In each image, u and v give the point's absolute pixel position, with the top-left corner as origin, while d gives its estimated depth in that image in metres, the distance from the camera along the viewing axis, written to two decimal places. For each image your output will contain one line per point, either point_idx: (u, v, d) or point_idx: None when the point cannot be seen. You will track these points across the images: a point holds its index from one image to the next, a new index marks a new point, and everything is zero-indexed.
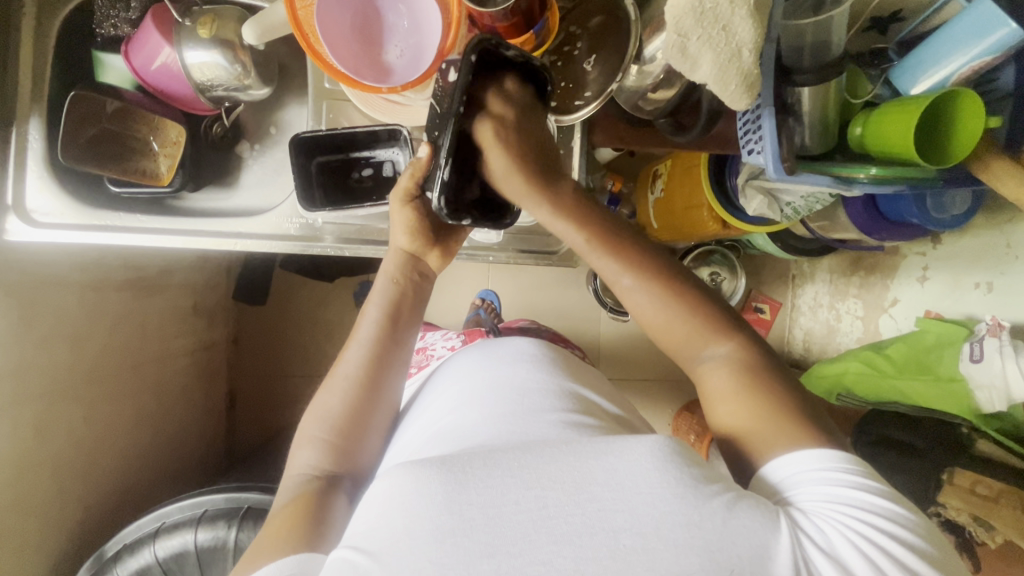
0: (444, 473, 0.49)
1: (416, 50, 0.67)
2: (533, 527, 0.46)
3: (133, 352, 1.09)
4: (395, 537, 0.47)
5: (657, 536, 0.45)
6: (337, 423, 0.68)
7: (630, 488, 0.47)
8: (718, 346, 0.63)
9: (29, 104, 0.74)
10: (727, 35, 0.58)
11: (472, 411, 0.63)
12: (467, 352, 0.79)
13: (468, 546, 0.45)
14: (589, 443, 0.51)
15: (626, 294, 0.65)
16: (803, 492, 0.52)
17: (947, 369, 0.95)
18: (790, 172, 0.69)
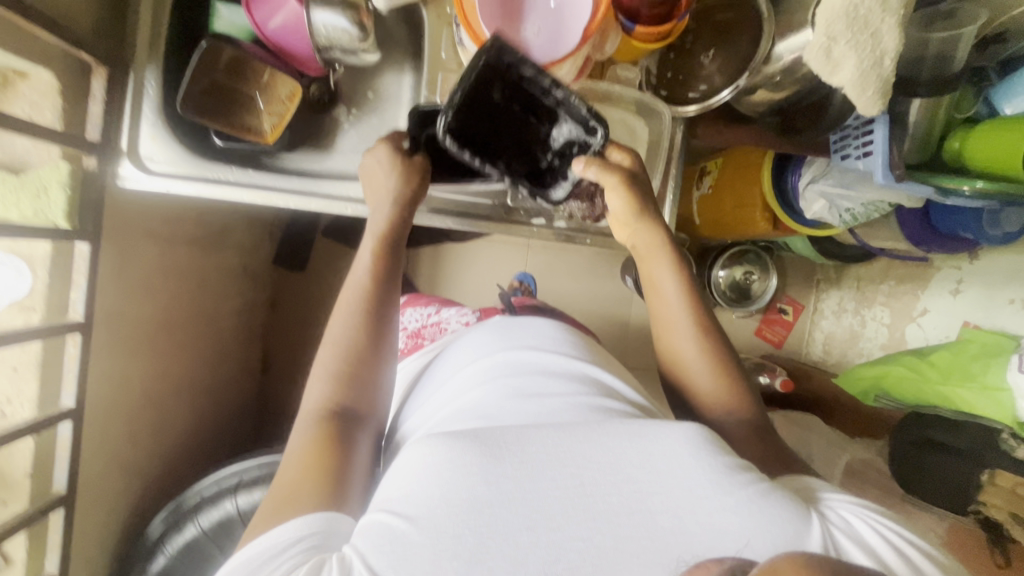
0: (480, 448, 0.51)
1: (554, 30, 0.67)
2: (571, 504, 0.49)
3: (193, 308, 1.08)
4: (433, 504, 0.48)
5: (693, 520, 0.49)
6: (347, 369, 0.66)
7: (666, 471, 0.51)
8: (735, 415, 0.68)
9: (147, 50, 0.72)
10: (874, 42, 0.60)
11: (497, 391, 0.63)
12: (482, 327, 0.77)
13: (504, 518, 0.48)
14: (623, 425, 0.54)
15: (680, 344, 0.70)
16: (830, 497, 0.56)
17: (993, 379, 0.98)
18: (899, 179, 0.72)
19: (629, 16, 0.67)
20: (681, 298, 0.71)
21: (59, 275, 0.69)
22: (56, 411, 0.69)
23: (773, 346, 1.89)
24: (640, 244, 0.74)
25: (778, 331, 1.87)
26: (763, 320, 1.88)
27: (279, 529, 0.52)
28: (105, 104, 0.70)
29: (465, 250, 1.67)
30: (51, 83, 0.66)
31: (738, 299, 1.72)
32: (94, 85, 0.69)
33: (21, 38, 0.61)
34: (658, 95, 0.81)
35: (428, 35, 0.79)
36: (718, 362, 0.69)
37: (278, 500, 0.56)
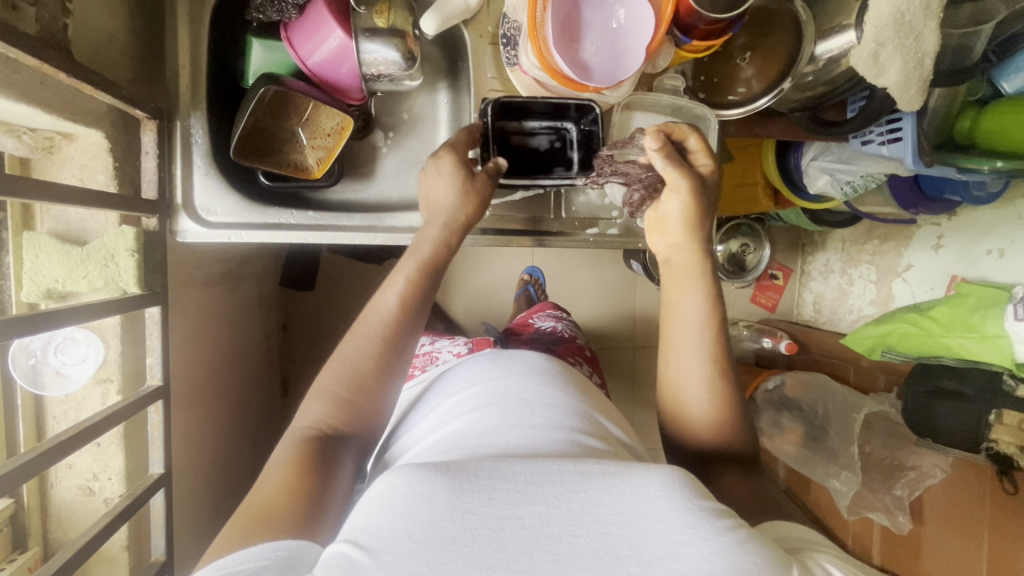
0: (450, 478, 0.44)
1: (613, 46, 0.67)
2: (535, 543, 0.40)
3: (229, 346, 1.05)
4: (394, 533, 0.41)
5: (662, 565, 0.39)
6: (353, 381, 0.60)
7: (636, 513, 0.42)
8: (728, 461, 0.64)
9: (190, 97, 0.69)
10: (917, 44, 0.65)
11: (477, 430, 0.57)
12: (479, 365, 0.73)
13: (467, 555, 0.39)
14: (599, 467, 0.46)
15: (688, 382, 0.65)
16: (818, 551, 0.48)
17: (992, 327, 1.09)
18: (928, 164, 0.80)
19: (684, 30, 0.69)
20: (707, 327, 0.65)
21: (130, 343, 0.66)
22: (148, 482, 0.66)
23: (767, 310, 1.99)
24: (677, 260, 0.69)
25: (771, 296, 1.97)
26: (757, 287, 1.98)
27: (236, 555, 0.44)
28: (157, 158, 0.66)
29: (472, 252, 1.66)
30: (100, 143, 0.62)
31: (736, 271, 1.80)
32: (144, 140, 0.65)
33: (73, 100, 0.57)
34: (697, 97, 0.84)
35: (470, 56, 0.79)
36: (730, 407, 0.65)
37: (245, 517, 0.50)
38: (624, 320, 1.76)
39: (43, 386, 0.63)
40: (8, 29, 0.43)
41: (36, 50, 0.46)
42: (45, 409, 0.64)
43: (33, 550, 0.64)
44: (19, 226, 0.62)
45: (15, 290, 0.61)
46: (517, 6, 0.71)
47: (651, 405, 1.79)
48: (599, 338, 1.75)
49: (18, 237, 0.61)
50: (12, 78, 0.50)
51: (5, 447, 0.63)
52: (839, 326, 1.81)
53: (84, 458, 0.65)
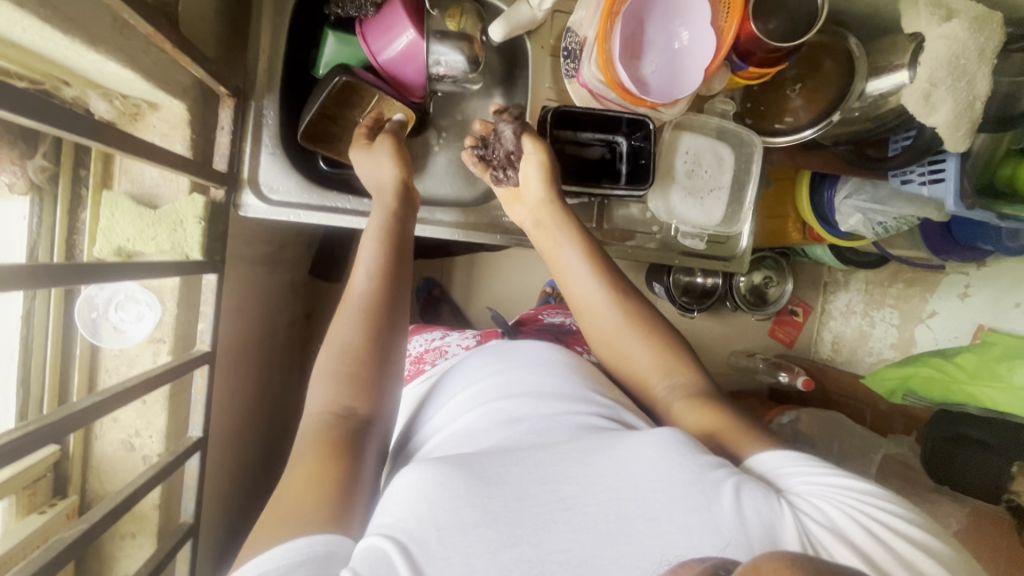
0: (464, 468, 0.47)
1: (671, 67, 0.70)
2: (551, 518, 0.45)
3: (262, 326, 1.07)
4: (423, 522, 0.44)
5: (669, 519, 0.45)
6: (357, 345, 0.59)
7: (640, 476, 0.47)
8: (674, 378, 0.65)
9: (266, 79, 0.72)
10: (970, 87, 0.67)
11: (485, 412, 0.60)
12: (479, 354, 0.74)
13: (491, 536, 0.44)
14: (600, 438, 0.51)
15: (605, 320, 0.68)
16: (794, 477, 0.51)
17: (1019, 378, 1.09)
18: (970, 207, 0.80)
19: (741, 56, 0.72)
20: (586, 255, 0.70)
21: (185, 306, 0.69)
22: (187, 443, 0.68)
23: (785, 345, 1.99)
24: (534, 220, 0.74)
25: (790, 332, 1.96)
26: (776, 321, 1.97)
27: (279, 554, 0.42)
28: (231, 133, 0.69)
29: (498, 259, 1.69)
30: (182, 114, 0.65)
31: (757, 302, 1.81)
32: (222, 116, 0.69)
33: (167, 71, 0.61)
34: (743, 123, 0.88)
35: (530, 64, 0.82)
36: (649, 328, 0.67)
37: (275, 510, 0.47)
38: None
39: (100, 339, 0.66)
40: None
41: (153, 19, 0.50)
42: (98, 362, 0.67)
43: (72, 498, 0.66)
44: (97, 185, 0.65)
45: (87, 245, 0.65)
46: (583, 21, 0.74)
47: None
48: None
49: (95, 196, 0.65)
50: (123, 45, 0.54)
51: (58, 395, 0.65)
52: (857, 367, 1.80)
53: (129, 414, 0.67)
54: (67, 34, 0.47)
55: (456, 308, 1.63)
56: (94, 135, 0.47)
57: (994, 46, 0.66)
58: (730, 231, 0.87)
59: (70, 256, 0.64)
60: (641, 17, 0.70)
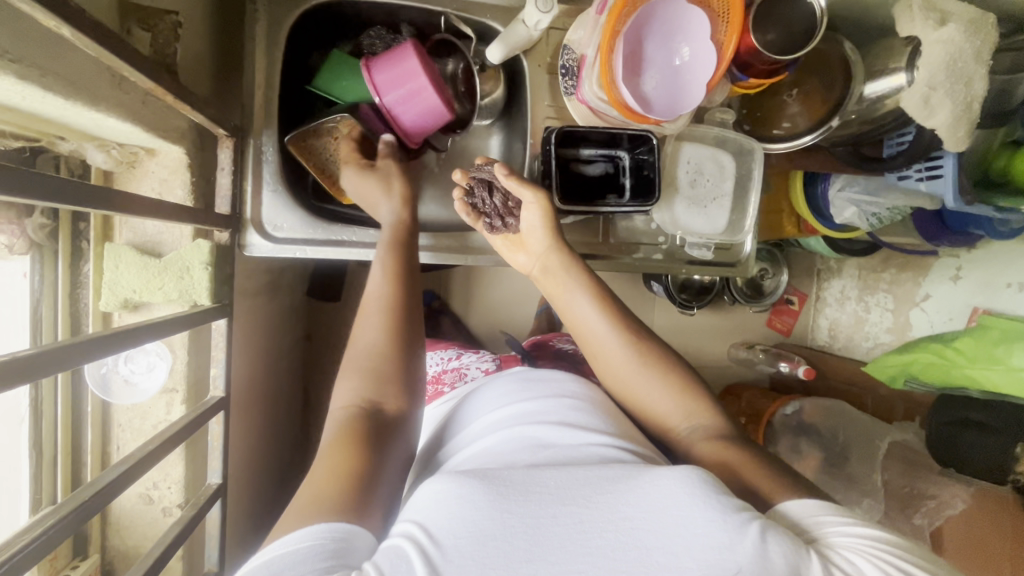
0: (486, 482, 0.47)
1: (675, 84, 0.70)
2: (569, 537, 0.43)
3: (269, 357, 1.06)
4: (442, 532, 0.43)
5: (688, 555, 0.42)
6: (377, 349, 0.61)
7: (661, 509, 0.45)
8: (695, 419, 0.67)
9: (264, 115, 0.71)
10: (968, 88, 0.68)
11: (507, 440, 0.60)
12: (505, 378, 0.74)
13: (508, 548, 0.42)
14: (621, 470, 0.49)
15: (622, 362, 0.69)
16: (833, 532, 0.49)
17: (1017, 360, 1.12)
18: (968, 203, 0.82)
19: (741, 68, 0.72)
20: (597, 303, 0.70)
21: (195, 352, 0.67)
22: (207, 492, 0.66)
23: (782, 335, 2.01)
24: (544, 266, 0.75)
25: (786, 321, 1.99)
26: (772, 312, 2.00)
27: (294, 539, 0.43)
28: (232, 174, 0.67)
29: (495, 267, 1.68)
30: (181, 159, 0.63)
31: (754, 295, 1.82)
32: (222, 156, 0.67)
33: (165, 117, 0.59)
34: (742, 129, 0.88)
35: (529, 82, 0.81)
36: (670, 371, 0.69)
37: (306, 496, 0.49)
38: None
39: (112, 393, 0.64)
40: (136, 55, 0.45)
41: (152, 72, 0.48)
42: (111, 416, 0.66)
43: (92, 559, 0.65)
44: (99, 236, 0.63)
45: (91, 299, 0.63)
46: (582, 40, 0.74)
47: None
48: None
49: (98, 248, 0.63)
50: (121, 96, 0.52)
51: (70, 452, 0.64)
52: (855, 353, 1.82)
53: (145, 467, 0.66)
54: (65, 93, 0.45)
55: (456, 320, 1.62)
56: (101, 198, 0.46)
57: (989, 47, 0.67)
58: (734, 238, 0.88)
59: (76, 310, 0.63)
60: (642, 34, 0.69)
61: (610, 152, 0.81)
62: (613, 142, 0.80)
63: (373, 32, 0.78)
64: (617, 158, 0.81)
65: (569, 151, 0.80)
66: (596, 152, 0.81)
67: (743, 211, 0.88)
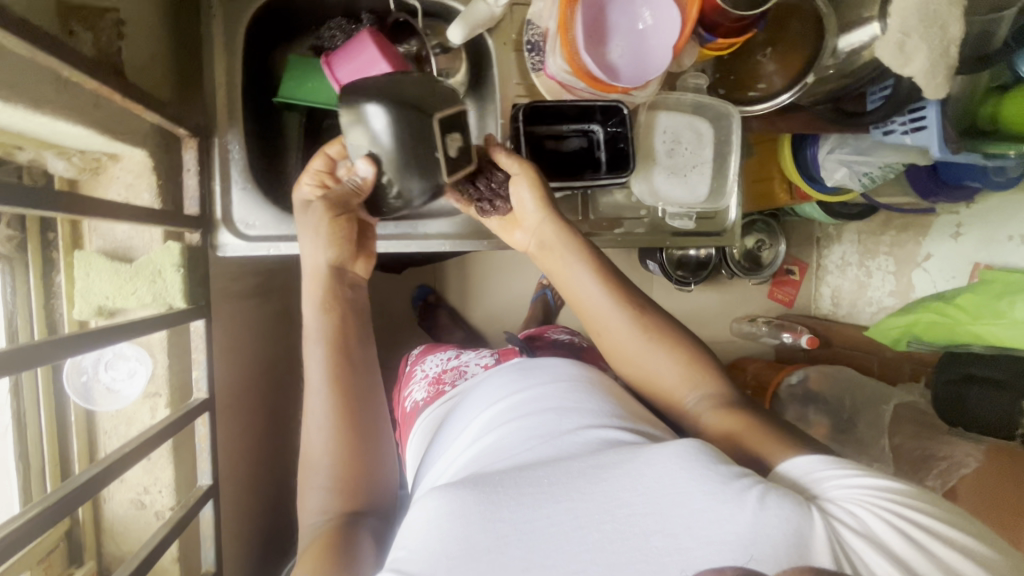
0: (477, 491, 0.48)
1: (642, 52, 0.69)
2: (566, 537, 0.46)
3: (263, 359, 1.07)
4: (436, 557, 0.45)
5: (687, 534, 0.45)
6: (331, 460, 0.61)
7: (656, 491, 0.47)
8: (700, 391, 0.67)
9: (227, 113, 0.70)
10: (943, 32, 0.66)
11: (503, 429, 0.60)
12: (495, 373, 0.75)
13: (504, 562, 0.45)
14: (616, 453, 0.51)
15: (625, 338, 0.68)
16: (826, 482, 0.51)
17: (1022, 313, 1.08)
18: (954, 151, 0.80)
19: (709, 29, 0.70)
20: (597, 277, 0.70)
21: (177, 355, 0.67)
22: (198, 493, 0.66)
23: (785, 306, 1.98)
24: (540, 241, 0.73)
25: (788, 291, 1.95)
26: (774, 283, 1.96)
27: None
28: (198, 175, 0.67)
29: (489, 256, 1.67)
30: (144, 162, 0.63)
31: (753, 267, 1.80)
32: (186, 157, 0.67)
33: (122, 120, 0.59)
34: (717, 93, 0.85)
35: (496, 60, 0.80)
36: (674, 342, 0.68)
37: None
38: None
39: (95, 401, 0.64)
40: (74, 55, 0.45)
41: (94, 73, 0.48)
42: (97, 424, 0.66)
43: (89, 564, 0.65)
44: (68, 245, 0.63)
45: (67, 308, 0.64)
46: (543, 13, 0.72)
47: None
48: None
49: (69, 257, 0.63)
50: (70, 100, 0.52)
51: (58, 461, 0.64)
52: (859, 318, 1.80)
53: (135, 471, 0.66)
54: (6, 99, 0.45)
55: (453, 311, 1.62)
56: (51, 201, 0.45)
57: None
58: (717, 207, 0.86)
59: (52, 318, 0.63)
60: (604, 6, 0.68)
61: (584, 126, 0.79)
62: (585, 116, 0.78)
63: (332, 23, 0.77)
64: (591, 132, 0.80)
65: (541, 127, 0.78)
66: (569, 127, 0.79)
67: (724, 178, 0.86)
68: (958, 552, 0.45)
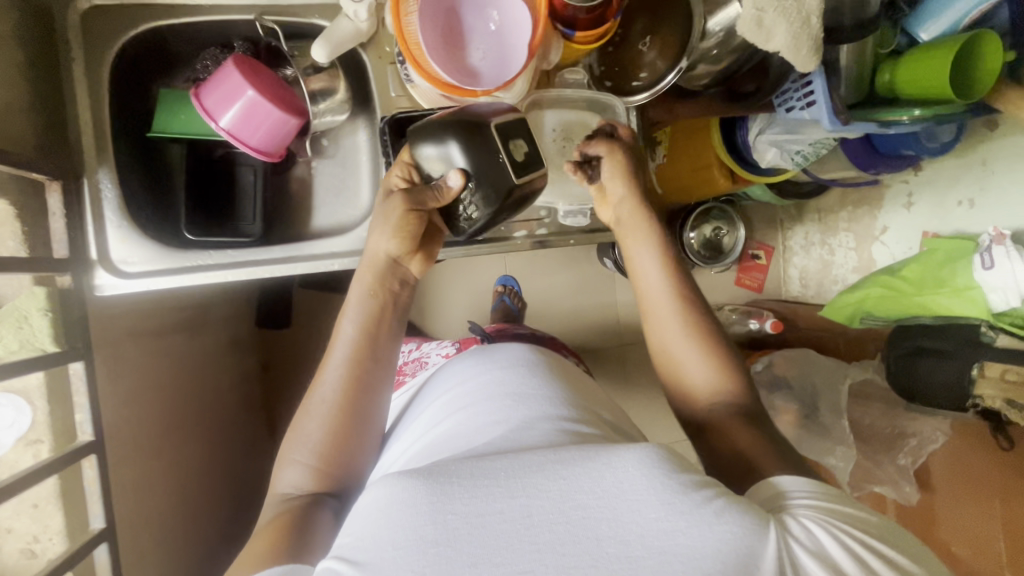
0: (429, 481, 0.46)
1: (501, 52, 0.68)
2: (516, 535, 0.43)
3: (195, 393, 1.06)
4: (381, 548, 0.43)
5: (640, 542, 0.42)
6: (317, 446, 0.65)
7: (615, 494, 0.44)
8: (724, 399, 0.67)
9: (95, 151, 0.70)
10: (799, 4, 0.64)
11: (468, 427, 0.59)
12: (460, 362, 0.74)
13: (450, 555, 0.42)
14: (577, 451, 0.48)
15: (670, 326, 0.70)
16: (796, 502, 0.51)
17: (962, 279, 1.07)
18: (845, 123, 0.77)
19: (567, 24, 0.69)
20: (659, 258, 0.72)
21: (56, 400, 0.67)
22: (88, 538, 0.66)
23: (755, 291, 1.93)
24: (621, 217, 0.75)
25: (756, 277, 1.91)
26: (740, 269, 1.90)
27: None
28: (65, 218, 0.67)
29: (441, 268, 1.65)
30: (3, 210, 0.63)
31: (713, 255, 1.77)
32: (50, 201, 0.66)
33: None
34: (603, 86, 0.84)
35: (374, 74, 0.79)
36: (715, 349, 0.69)
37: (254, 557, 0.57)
38: (607, 319, 1.71)
39: None
40: None
41: None
42: None
43: None
44: None
45: None
46: None
47: (646, 400, 1.74)
48: (581, 342, 1.72)
49: None
50: None
51: None
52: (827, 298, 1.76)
53: (24, 521, 0.66)
54: None
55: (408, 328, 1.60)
56: None
57: None
58: None
59: None
60: (455, 8, 0.67)
61: None
62: None
63: (206, 53, 0.77)
64: None
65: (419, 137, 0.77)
66: None
67: None
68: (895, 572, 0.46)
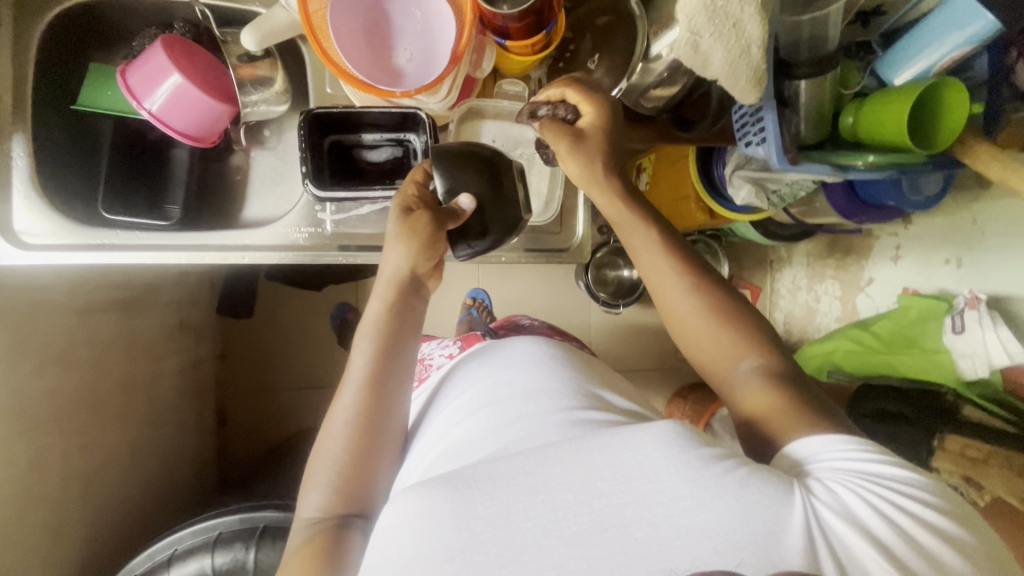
0: (452, 492, 0.46)
1: (427, 53, 0.65)
2: (542, 532, 0.43)
3: (122, 374, 1.03)
4: (409, 562, 0.44)
5: (668, 523, 0.42)
6: (339, 466, 0.61)
7: (635, 477, 0.45)
8: (749, 358, 0.63)
9: (12, 117, 0.69)
10: (738, 31, 0.60)
11: (480, 417, 0.58)
12: (469, 358, 0.71)
13: (479, 561, 0.42)
14: (594, 436, 0.48)
15: (676, 296, 0.66)
16: (821, 464, 0.50)
17: (932, 342, 1.02)
18: (792, 163, 0.72)
19: (498, 33, 0.67)
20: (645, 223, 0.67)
21: None
22: None
23: None
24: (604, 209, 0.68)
25: None
26: None
27: None
28: None
29: None
30: None
31: None
32: None
33: None
34: None
35: (313, 68, 0.78)
36: (721, 310, 0.65)
37: None
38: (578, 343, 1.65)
39: None
40: None
41: None
42: None
43: None
44: None
45: None
46: None
47: None
48: None
49: None
50: None
51: None
52: None
53: None
54: None
55: None
56: None
57: None
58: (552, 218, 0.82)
59: None
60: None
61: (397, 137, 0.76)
62: (394, 126, 0.74)
63: (146, 32, 0.75)
64: (405, 144, 0.76)
65: (348, 137, 0.75)
66: (380, 138, 0.76)
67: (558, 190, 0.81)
68: (942, 558, 0.44)
